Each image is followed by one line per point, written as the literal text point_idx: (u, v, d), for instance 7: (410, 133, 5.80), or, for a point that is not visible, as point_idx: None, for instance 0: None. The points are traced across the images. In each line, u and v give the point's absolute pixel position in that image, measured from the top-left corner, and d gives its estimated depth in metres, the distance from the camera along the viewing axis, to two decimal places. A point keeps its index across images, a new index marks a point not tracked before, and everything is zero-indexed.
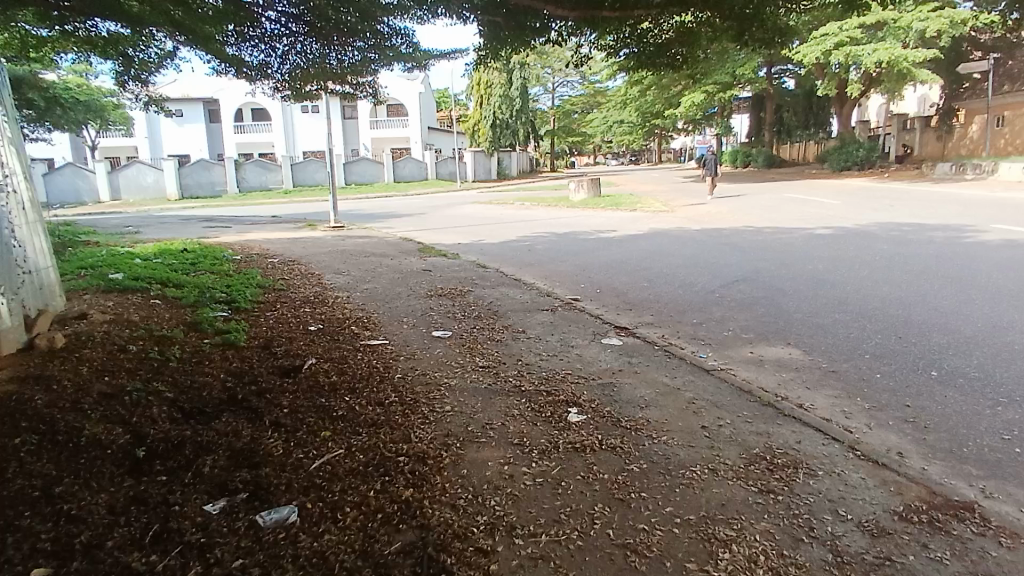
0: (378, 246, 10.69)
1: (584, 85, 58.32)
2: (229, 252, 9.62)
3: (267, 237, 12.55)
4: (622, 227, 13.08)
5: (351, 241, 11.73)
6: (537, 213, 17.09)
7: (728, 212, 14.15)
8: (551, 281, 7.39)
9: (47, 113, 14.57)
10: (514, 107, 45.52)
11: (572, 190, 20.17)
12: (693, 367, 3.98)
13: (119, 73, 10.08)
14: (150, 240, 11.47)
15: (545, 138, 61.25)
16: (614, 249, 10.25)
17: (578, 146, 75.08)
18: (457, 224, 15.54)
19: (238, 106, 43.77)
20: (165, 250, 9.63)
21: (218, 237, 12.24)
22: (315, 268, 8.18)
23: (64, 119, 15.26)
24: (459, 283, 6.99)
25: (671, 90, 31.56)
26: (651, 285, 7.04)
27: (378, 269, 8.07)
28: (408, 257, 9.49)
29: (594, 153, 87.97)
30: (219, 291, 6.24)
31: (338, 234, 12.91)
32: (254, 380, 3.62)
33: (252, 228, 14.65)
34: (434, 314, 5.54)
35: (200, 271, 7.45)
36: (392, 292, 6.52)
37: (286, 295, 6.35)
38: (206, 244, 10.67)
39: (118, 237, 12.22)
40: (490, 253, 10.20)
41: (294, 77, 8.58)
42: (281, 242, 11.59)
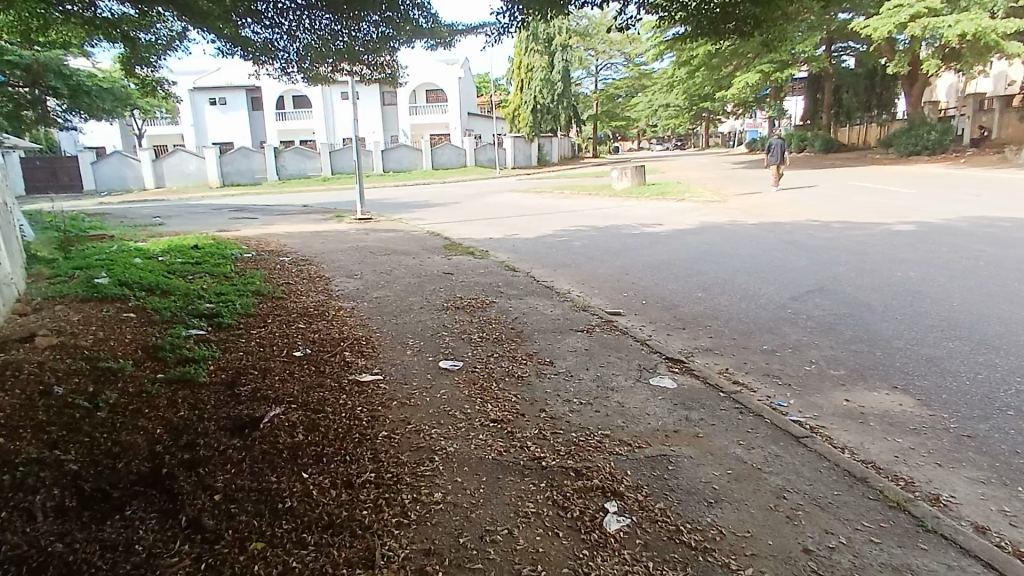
0: (402, 242, 9.92)
1: (629, 67, 56.30)
2: (241, 249, 8.98)
3: (290, 230, 11.92)
4: (669, 220, 11.96)
5: (375, 235, 11.00)
6: (576, 203, 16.03)
7: (789, 203, 12.84)
8: (588, 290, 6.42)
9: (74, 101, 14.29)
10: (555, 91, 44.22)
11: (614, 178, 19.00)
12: (776, 428, 2.98)
13: (131, 59, 9.50)
14: (167, 235, 10.96)
15: (587, 122, 59.56)
16: (660, 246, 9.21)
17: (623, 131, 73.15)
18: (491, 215, 14.65)
19: (279, 93, 43.76)
20: (177, 246, 9.08)
21: (240, 231, 11.69)
22: (327, 269, 7.42)
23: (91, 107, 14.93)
24: (482, 291, 6.10)
25: (722, 70, 29.82)
26: (706, 295, 6.03)
27: (396, 271, 7.25)
28: (431, 255, 8.66)
29: (637, 138, 85.56)
30: (207, 300, 5.50)
31: (363, 227, 12.17)
32: (194, 442, 2.78)
33: (278, 220, 14.08)
34: (447, 335, 4.63)
35: (199, 274, 6.80)
36: (404, 303, 5.65)
37: (283, 306, 5.55)
38: (223, 239, 10.11)
39: (141, 231, 11.83)
40: (523, 251, 9.31)
41: (302, 59, 7.81)
42: (302, 236, 10.94)
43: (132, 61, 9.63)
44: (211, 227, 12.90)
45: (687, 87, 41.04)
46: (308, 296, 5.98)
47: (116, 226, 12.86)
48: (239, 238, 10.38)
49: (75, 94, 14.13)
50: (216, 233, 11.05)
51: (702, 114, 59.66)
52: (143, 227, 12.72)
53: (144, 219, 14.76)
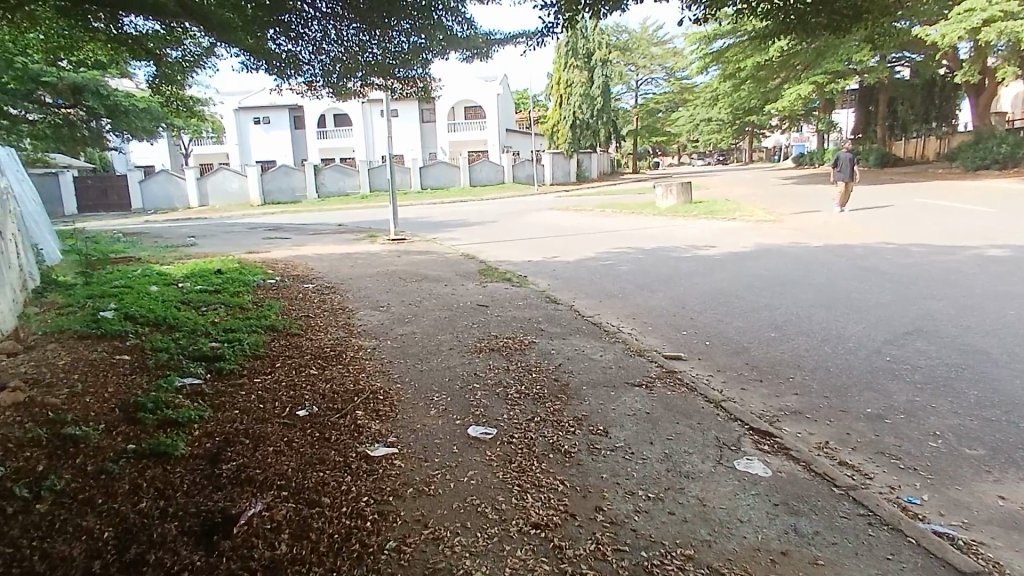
0: (435, 265, 9.34)
1: (670, 81, 55.33)
2: (265, 274, 8.52)
3: (321, 251, 11.48)
4: (721, 242, 11.10)
5: (407, 256, 10.47)
6: (619, 223, 15.25)
7: (853, 223, 11.82)
8: (640, 326, 5.66)
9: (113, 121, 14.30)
10: (595, 106, 43.88)
11: (658, 196, 18.14)
12: (925, 552, 2.17)
13: (161, 78, 9.23)
14: (195, 257, 10.65)
15: (627, 138, 58.74)
16: (716, 272, 8.36)
17: (662, 145, 72.00)
18: (530, 234, 14.00)
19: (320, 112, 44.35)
20: (200, 271, 8.69)
21: (270, 252, 11.30)
22: (353, 299, 6.85)
23: (130, 127, 14.94)
24: (519, 328, 5.40)
25: (769, 83, 28.77)
26: (780, 335, 5.20)
27: (425, 302, 6.62)
28: (465, 282, 8.04)
29: (678, 153, 84.13)
30: (211, 339, 4.92)
31: (395, 249, 11.66)
32: (142, 557, 2.13)
33: (310, 240, 13.71)
34: (479, 390, 3.89)
35: (211, 305, 6.27)
36: (431, 344, 4.97)
37: (296, 346, 4.92)
38: (250, 262, 9.71)
39: (170, 253, 11.57)
40: (564, 277, 8.61)
41: (329, 73, 7.31)
42: (331, 258, 10.47)
43: (162, 79, 9.36)
44: (241, 247, 12.59)
45: (731, 100, 39.91)
46: (326, 333, 5.36)
47: (148, 247, 12.67)
48: (266, 261, 9.96)
49: (113, 113, 14.22)
50: (245, 255, 10.68)
51: (746, 128, 58.18)
52: (176, 248, 12.53)
53: (179, 238, 14.64)
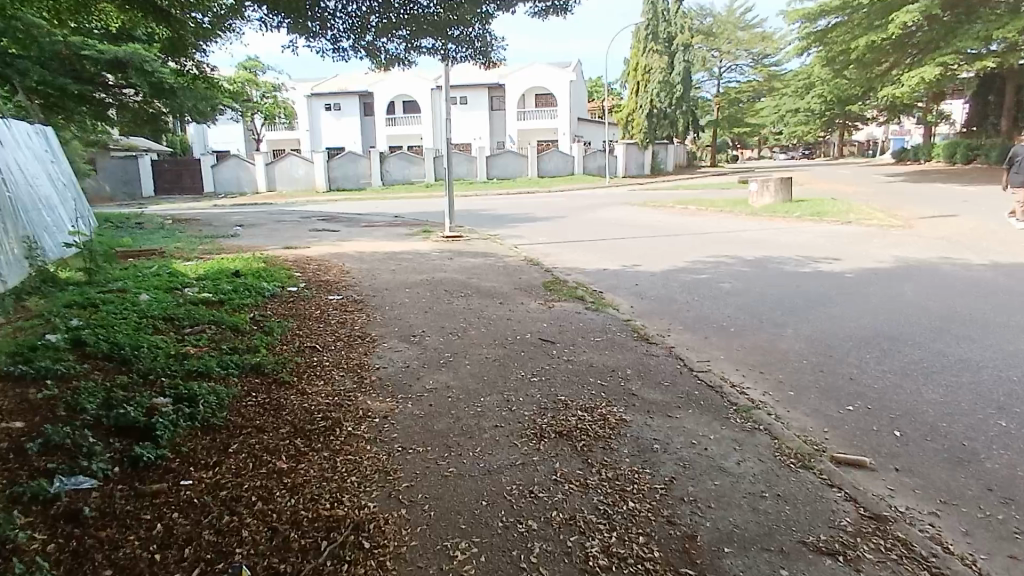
0: (491, 273, 7.78)
1: (757, 67, 51.63)
2: (289, 278, 7.18)
3: (365, 248, 10.17)
4: (843, 252, 9.01)
5: (460, 259, 8.97)
6: (708, 223, 13.18)
7: (1014, 235, 9.47)
8: (778, 394, 3.86)
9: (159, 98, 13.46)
10: (674, 94, 41.35)
11: (751, 193, 15.89)
12: None
13: (183, 47, 8.02)
14: (226, 252, 9.51)
15: (705, 128, 55.48)
16: (856, 296, 6.39)
17: (742, 137, 67.90)
18: (604, 234, 12.28)
19: (389, 98, 43.72)
20: (217, 271, 7.43)
21: (311, 248, 10.09)
22: (379, 322, 5.32)
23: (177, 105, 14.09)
24: (599, 388, 3.71)
25: (878, 68, 25.62)
26: (1018, 428, 3.29)
27: (470, 331, 5.01)
28: (526, 299, 6.42)
29: (759, 145, 79.49)
30: (159, 392, 3.47)
31: (448, 247, 10.18)
32: None
33: (360, 234, 12.47)
34: (536, 541, 2.21)
35: (195, 328, 4.87)
36: (467, 416, 3.33)
37: (275, 409, 3.40)
38: (279, 262, 8.42)
39: (204, 245, 10.55)
40: (651, 296, 6.85)
41: (367, 29, 5.77)
42: (374, 258, 9.08)
43: (186, 49, 8.13)
44: (283, 240, 11.45)
45: (828, 86, 36.42)
46: (325, 383, 3.82)
47: (189, 237, 11.75)
48: (299, 261, 8.67)
49: (158, 91, 13.46)
50: (279, 252, 9.44)
51: (837, 120, 53.86)
52: (217, 239, 11.55)
53: (228, 228, 13.79)
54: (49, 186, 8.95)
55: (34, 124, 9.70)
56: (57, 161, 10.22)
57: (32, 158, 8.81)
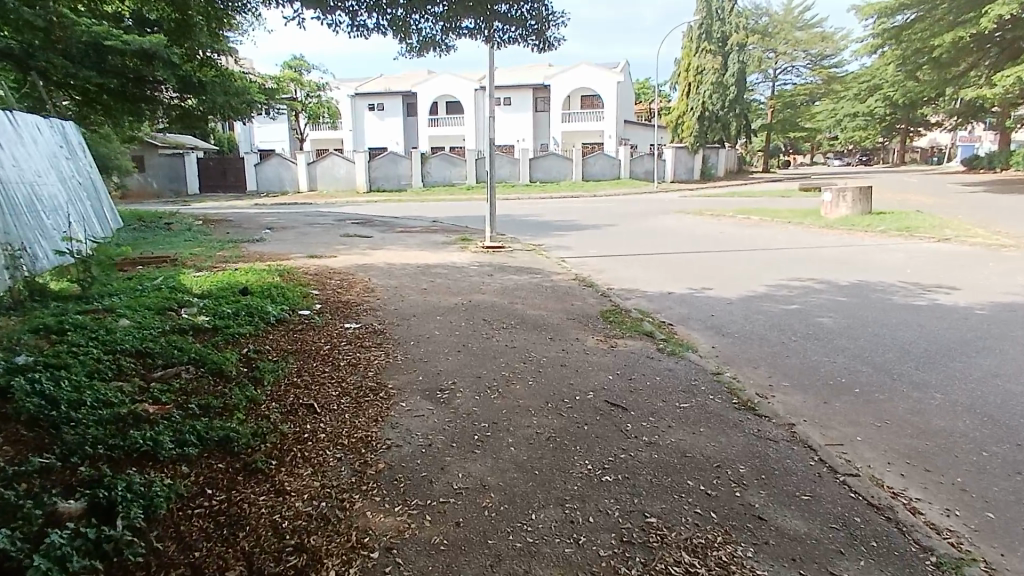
0: (537, 295, 6.65)
1: (815, 69, 49.22)
2: (303, 298, 6.19)
3: (397, 259, 9.21)
4: (957, 278, 7.58)
5: (500, 276, 7.89)
6: (779, 237, 11.79)
7: None
8: (974, 518, 2.59)
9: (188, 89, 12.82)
10: (727, 97, 39.60)
11: (825, 203, 14.36)
12: None
13: (196, 31, 7.13)
14: (244, 260, 8.65)
15: (758, 132, 53.22)
16: (1003, 344, 5.03)
17: (796, 141, 65.10)
18: (662, 247, 11.01)
19: (433, 99, 43.12)
20: (225, 286, 6.51)
21: (337, 258, 9.17)
22: (399, 365, 4.24)
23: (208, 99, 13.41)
24: (707, 504, 2.52)
25: (959, 69, 23.57)
26: None
27: (512, 385, 3.89)
28: (581, 334, 5.27)
29: (811, 150, 76.36)
30: (72, 491, 2.42)
31: (488, 260, 9.12)
32: None
33: (393, 241, 11.53)
34: None
35: (166, 373, 3.85)
36: (512, 556, 2.18)
37: (230, 528, 2.32)
38: (297, 275, 7.46)
39: (225, 250, 9.74)
40: (733, 333, 5.61)
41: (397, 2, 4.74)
42: (406, 271, 8.08)
43: (200, 33, 7.24)
44: (312, 246, 10.60)
45: (897, 87, 34.17)
46: (313, 473, 2.73)
47: (212, 241, 11.00)
48: (321, 274, 7.72)
49: (188, 84, 12.79)
50: (300, 262, 8.52)
51: (900, 125, 51.01)
52: (241, 244, 10.77)
53: (257, 232, 13.06)
54: (58, 185, 8.23)
55: (46, 118, 9.01)
56: (73, 158, 9.55)
57: (41, 154, 8.13)
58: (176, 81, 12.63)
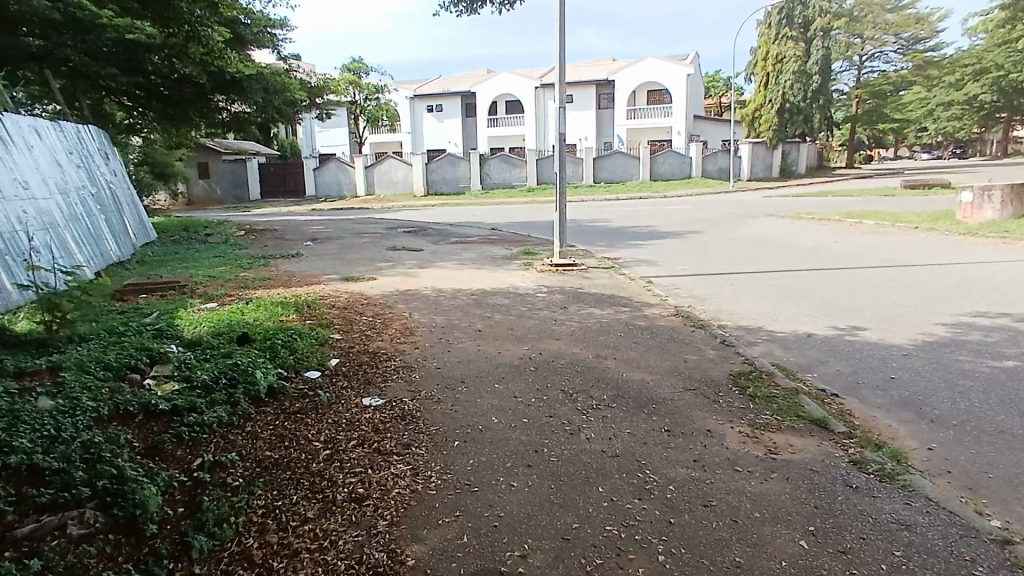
0: (631, 343, 4.85)
1: (908, 54, 44.98)
2: (314, 350, 4.61)
3: (449, 281, 7.63)
4: None
5: (577, 309, 6.15)
6: (916, 250, 9.56)
7: None
8: None
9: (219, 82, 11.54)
10: (810, 86, 36.49)
11: (963, 204, 11.89)
12: None
13: None
14: (267, 286, 7.26)
15: (842, 125, 49.17)
16: None
17: (883, 134, 60.16)
18: (771, 264, 8.97)
19: (493, 98, 41.77)
20: (222, 330, 5.04)
21: (377, 280, 7.69)
22: (433, 503, 2.56)
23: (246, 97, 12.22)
24: None
25: None
26: None
27: (629, 571, 2.13)
28: (713, 422, 3.47)
29: (897, 143, 70.76)
30: None
31: (559, 284, 7.40)
32: None
33: (448, 256, 9.99)
34: None
35: (38, 529, 2.28)
36: None
37: None
38: (319, 308, 5.96)
39: (251, 270, 8.43)
40: (942, 417, 3.67)
41: None
42: (457, 302, 6.45)
43: None
44: (353, 262, 9.19)
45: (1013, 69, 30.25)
46: None
47: (243, 257, 9.78)
48: (353, 306, 6.20)
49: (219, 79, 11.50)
50: (330, 289, 7.03)
51: (1007, 112, 45.92)
52: (274, 260, 9.51)
53: (299, 244, 11.85)
54: (57, 198, 7.10)
55: (50, 121, 7.92)
56: (85, 168, 8.47)
57: (36, 163, 6.98)
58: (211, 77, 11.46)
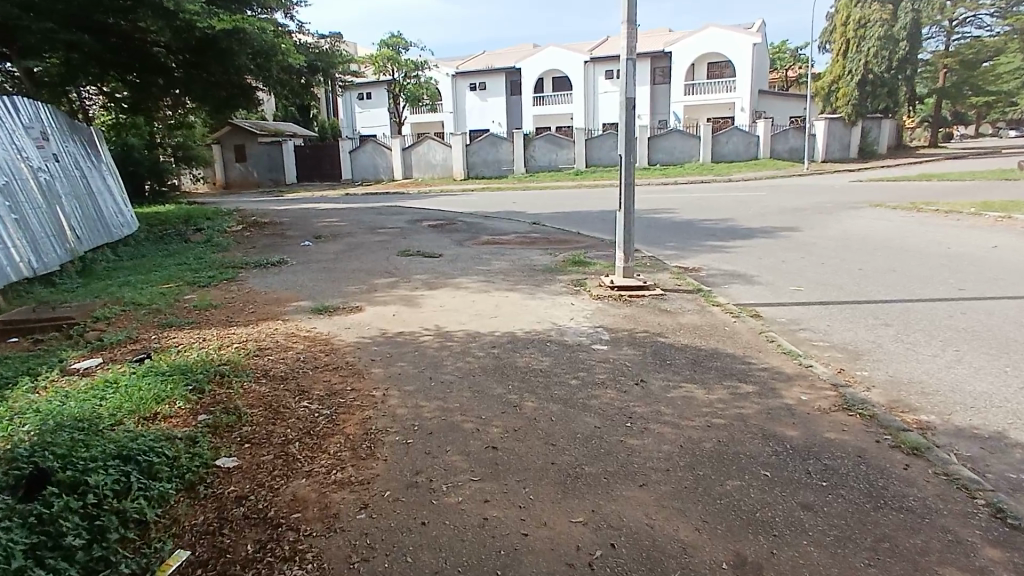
0: (796, 510, 2.36)
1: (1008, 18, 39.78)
2: (147, 532, 2.25)
3: (465, 317, 5.24)
4: None
5: (664, 386, 3.68)
6: None
7: None
8: None
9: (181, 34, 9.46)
10: (896, 55, 32.47)
11: None
12: None
13: None
14: (195, 325, 5.02)
15: (926, 98, 44.29)
16: None
17: (969, 109, 54.44)
18: (927, 289, 6.29)
19: (540, 75, 38.92)
20: (15, 451, 2.74)
21: (364, 313, 5.38)
22: None
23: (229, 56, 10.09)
24: None
25: None
26: None
27: None
28: None
29: (979, 120, 64.53)
30: None
31: (629, 327, 4.92)
32: None
33: (473, 264, 7.62)
34: None
35: None
36: None
37: None
38: (237, 383, 3.62)
39: (203, 292, 6.26)
40: None
41: None
42: (467, 366, 4.04)
43: None
44: (344, 277, 6.90)
45: None
46: None
47: (212, 266, 7.64)
48: (297, 373, 3.86)
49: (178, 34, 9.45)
50: (283, 332, 4.77)
51: None
52: (246, 271, 7.34)
53: (295, 244, 9.69)
54: None
55: None
56: None
57: None
58: (173, 29, 9.36)
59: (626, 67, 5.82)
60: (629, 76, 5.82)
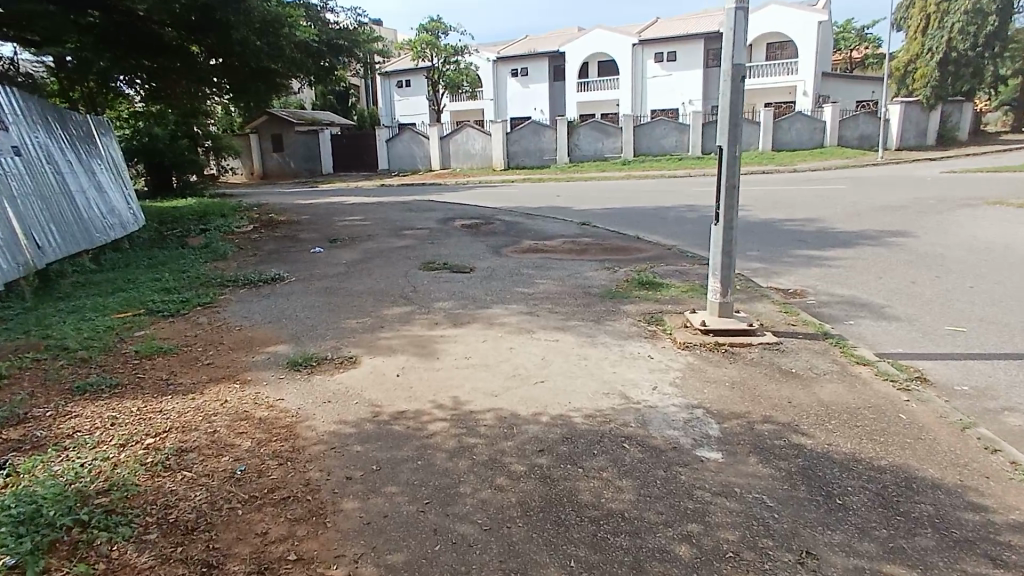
0: None
1: None
2: None
3: (499, 380, 3.63)
4: None
5: None
6: None
7: None
8: None
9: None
10: (984, 31, 29.41)
11: None
12: None
13: None
14: (115, 392, 3.55)
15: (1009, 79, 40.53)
16: None
17: None
18: None
19: (585, 59, 36.83)
20: None
21: (356, 371, 3.83)
22: None
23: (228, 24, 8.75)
24: None
25: None
26: None
27: None
28: None
29: None
30: None
31: (747, 409, 3.24)
32: None
33: (512, 284, 6.02)
34: None
35: None
36: None
37: None
38: (101, 548, 2.12)
39: (163, 326, 4.84)
40: None
41: None
42: (499, 500, 2.44)
43: None
44: (347, 304, 5.40)
45: None
46: None
47: (191, 285, 6.23)
48: (216, 517, 2.32)
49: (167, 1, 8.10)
50: (232, 410, 3.27)
51: None
52: (230, 293, 5.91)
53: (304, 251, 8.28)
54: None
55: None
56: None
57: None
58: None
59: (734, 21, 4.10)
60: (738, 34, 4.10)
